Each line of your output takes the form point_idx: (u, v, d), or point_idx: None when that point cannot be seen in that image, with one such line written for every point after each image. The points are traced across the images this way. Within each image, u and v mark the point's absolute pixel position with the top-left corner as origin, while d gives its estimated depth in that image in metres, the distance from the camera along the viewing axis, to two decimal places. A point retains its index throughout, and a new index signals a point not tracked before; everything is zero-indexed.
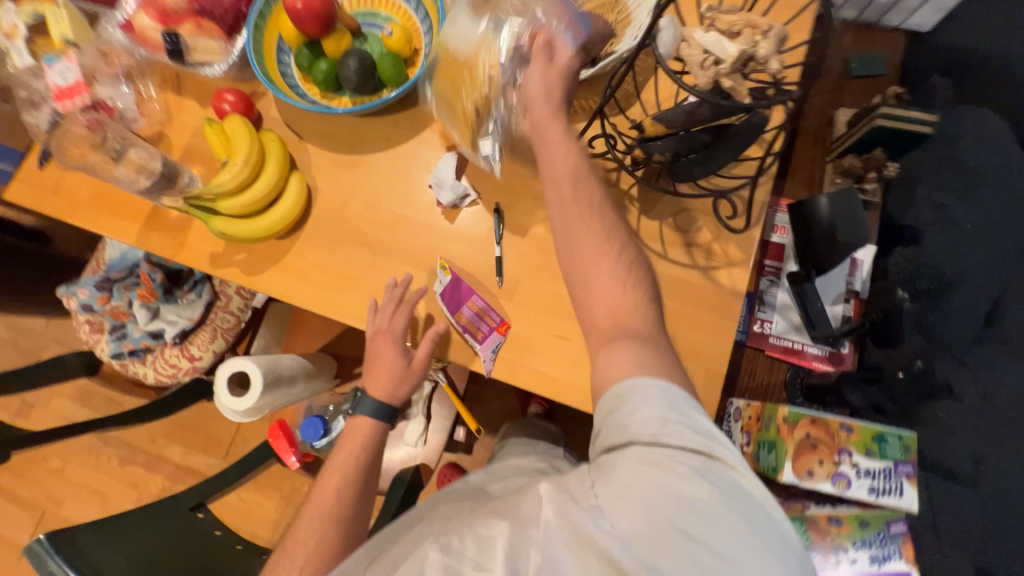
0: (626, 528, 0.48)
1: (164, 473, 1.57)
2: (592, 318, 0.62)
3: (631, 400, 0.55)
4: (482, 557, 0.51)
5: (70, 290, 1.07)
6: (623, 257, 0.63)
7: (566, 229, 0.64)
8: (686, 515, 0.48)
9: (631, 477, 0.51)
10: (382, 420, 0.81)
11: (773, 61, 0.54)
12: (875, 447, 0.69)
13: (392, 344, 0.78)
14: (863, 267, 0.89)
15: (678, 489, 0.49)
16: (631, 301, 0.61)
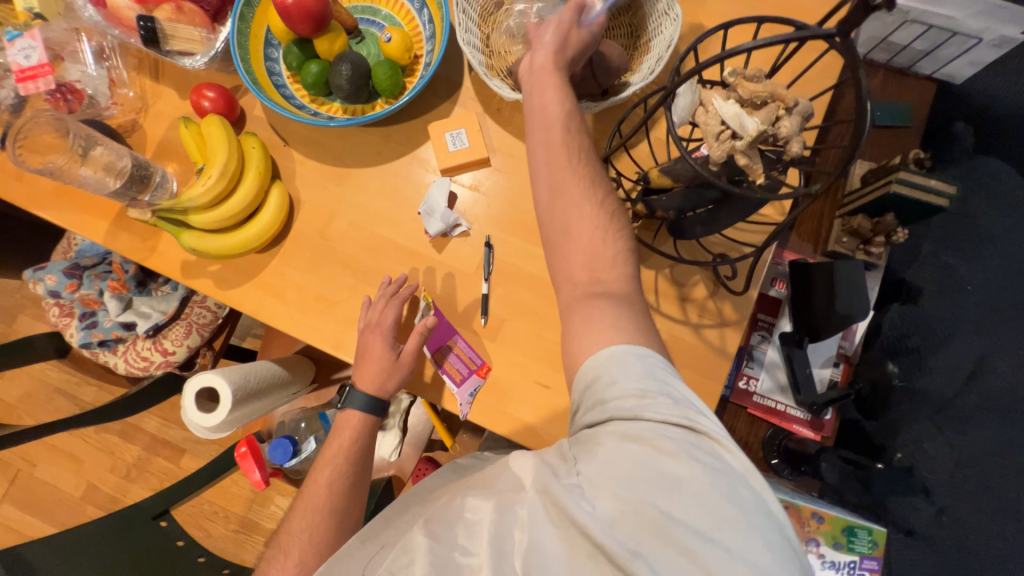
0: (604, 507, 0.48)
1: (139, 445, 1.54)
2: (568, 273, 0.59)
3: (607, 371, 0.52)
4: (469, 543, 0.51)
5: (37, 275, 1.03)
6: (604, 210, 0.59)
7: (556, 189, 0.60)
8: (664, 490, 0.47)
9: (608, 457, 0.49)
10: (372, 413, 0.76)
11: (794, 142, 0.50)
12: (842, 540, 0.72)
13: (381, 345, 0.73)
14: (858, 331, 0.87)
15: (658, 466, 0.47)
16: (612, 256, 0.57)
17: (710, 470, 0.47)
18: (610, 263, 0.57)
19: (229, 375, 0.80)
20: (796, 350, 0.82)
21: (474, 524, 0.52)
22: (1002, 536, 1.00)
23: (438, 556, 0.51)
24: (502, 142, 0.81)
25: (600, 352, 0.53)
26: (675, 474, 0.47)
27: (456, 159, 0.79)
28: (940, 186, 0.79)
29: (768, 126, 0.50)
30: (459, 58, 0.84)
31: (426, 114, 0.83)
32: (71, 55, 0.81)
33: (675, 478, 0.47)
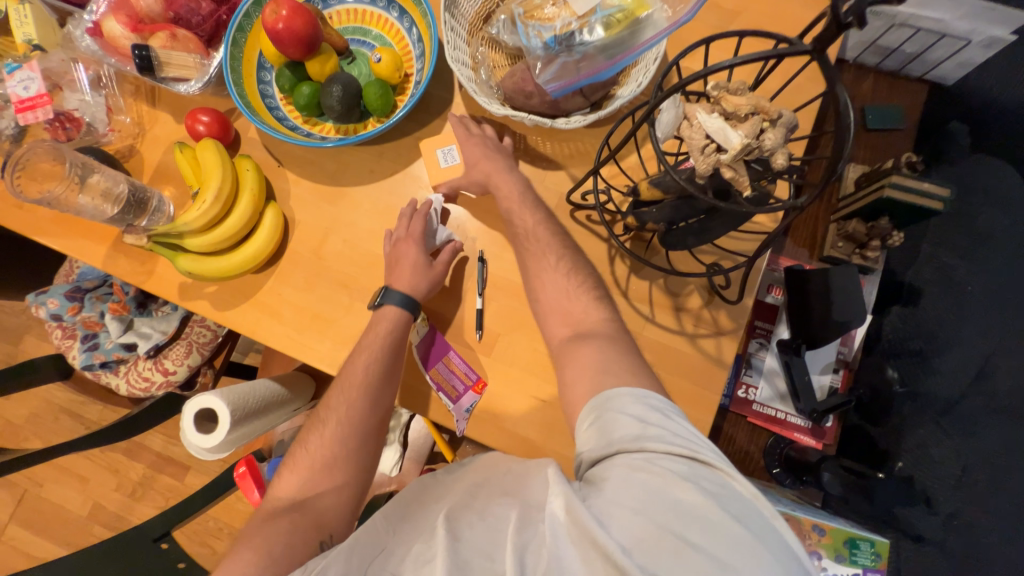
0: (620, 527, 0.49)
1: (143, 463, 1.54)
2: (554, 331, 0.70)
3: (609, 414, 0.57)
4: (493, 549, 0.51)
5: (40, 298, 1.04)
6: (573, 280, 0.71)
7: (537, 279, 0.72)
8: (678, 514, 0.49)
9: (623, 481, 0.52)
10: (407, 310, 0.72)
11: (779, 154, 0.50)
12: (845, 553, 0.71)
13: (393, 312, 0.72)
14: (857, 336, 0.86)
15: (673, 492, 0.50)
16: (592, 314, 0.69)
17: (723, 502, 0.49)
18: (588, 315, 0.69)
19: (227, 395, 0.80)
20: (795, 358, 0.81)
21: (497, 530, 0.53)
22: (1014, 540, 0.98)
23: (458, 555, 0.51)
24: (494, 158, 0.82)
25: (590, 397, 0.61)
26: (688, 500, 0.49)
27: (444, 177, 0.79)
28: (931, 189, 0.78)
29: (753, 139, 0.50)
30: (449, 75, 0.85)
31: (418, 131, 0.84)
32: (70, 85, 0.82)
33: (688, 505, 0.49)
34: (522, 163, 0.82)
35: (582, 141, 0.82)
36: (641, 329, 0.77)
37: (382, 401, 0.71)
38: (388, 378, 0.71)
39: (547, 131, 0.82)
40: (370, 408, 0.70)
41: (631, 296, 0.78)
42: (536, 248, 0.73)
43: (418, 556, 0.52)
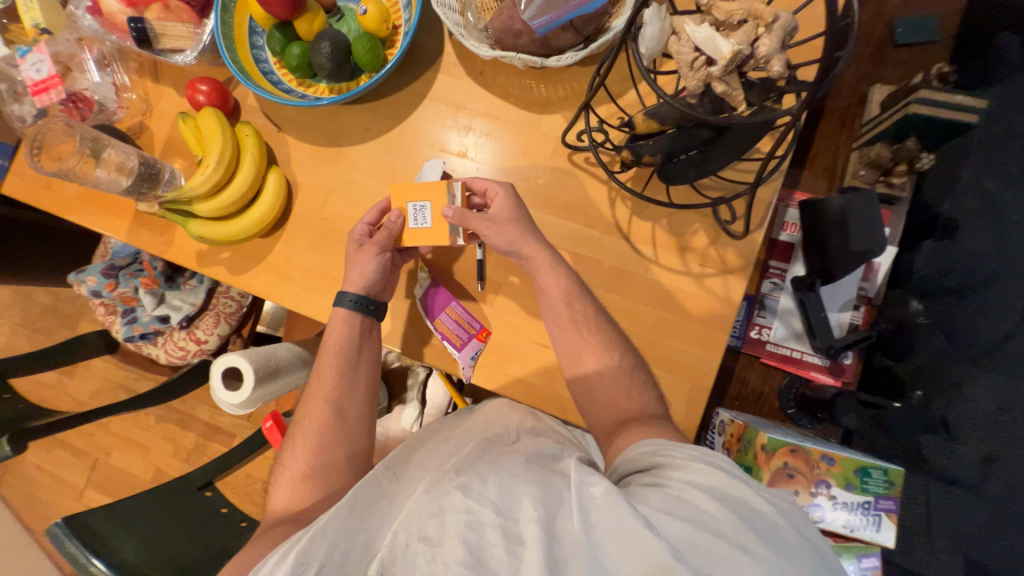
0: (659, 522, 0.45)
1: (195, 432, 1.67)
2: (603, 422, 0.67)
3: (673, 448, 0.54)
4: (506, 505, 0.49)
5: (80, 276, 1.11)
6: (616, 369, 0.67)
7: (587, 371, 0.68)
8: (727, 520, 0.45)
9: (680, 493, 0.48)
10: (355, 312, 0.72)
11: (774, 62, 0.46)
12: (856, 482, 0.69)
13: (341, 316, 0.72)
14: (881, 270, 0.85)
15: (727, 506, 0.46)
16: (636, 403, 0.65)
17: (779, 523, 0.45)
18: (629, 402, 0.65)
19: (249, 355, 0.85)
20: (808, 294, 0.80)
21: (517, 487, 0.50)
22: None
23: (479, 525, 0.48)
24: (487, 106, 0.81)
25: (650, 438, 0.57)
26: (733, 507, 0.46)
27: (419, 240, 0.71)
28: (962, 103, 0.76)
29: (744, 47, 0.46)
30: (437, 24, 0.82)
31: (412, 85, 0.83)
32: (78, 66, 0.85)
33: (735, 512, 0.46)
34: (517, 109, 0.80)
35: (578, 80, 0.79)
36: (646, 272, 0.75)
37: (351, 407, 0.71)
38: (350, 382, 0.72)
39: (541, 73, 0.80)
40: (338, 417, 0.70)
41: (634, 239, 0.76)
42: (575, 325, 0.68)
43: (422, 508, 0.52)
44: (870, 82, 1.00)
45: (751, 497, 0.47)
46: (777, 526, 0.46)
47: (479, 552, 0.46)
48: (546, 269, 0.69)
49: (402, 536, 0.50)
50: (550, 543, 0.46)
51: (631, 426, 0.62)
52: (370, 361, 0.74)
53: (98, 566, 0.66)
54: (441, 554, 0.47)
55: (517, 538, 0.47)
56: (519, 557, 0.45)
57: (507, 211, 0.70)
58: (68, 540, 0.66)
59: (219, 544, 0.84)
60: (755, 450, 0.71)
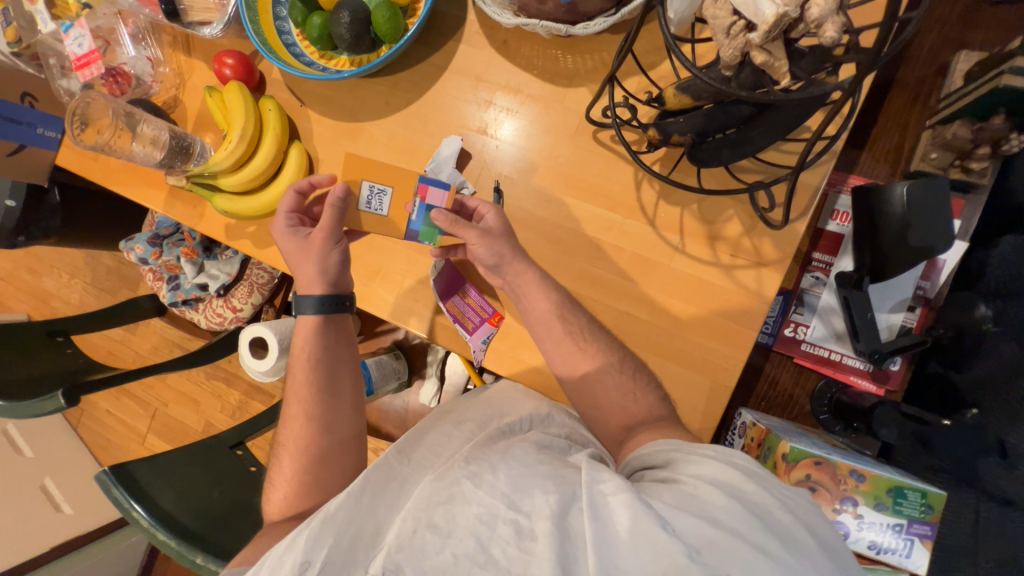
0: (674, 520, 0.39)
1: (239, 390, 1.60)
2: (610, 421, 0.64)
3: (684, 447, 0.49)
4: (516, 495, 0.42)
5: (129, 244, 1.19)
6: (626, 363, 0.64)
7: (595, 367, 0.64)
8: (744, 519, 0.39)
9: (695, 489, 0.42)
10: (323, 315, 0.72)
11: (828, 27, 0.39)
12: (887, 502, 0.64)
13: (308, 324, 0.72)
14: (943, 268, 0.81)
15: (747, 502, 0.41)
16: (645, 401, 0.62)
17: (800, 528, 0.40)
18: (636, 401, 0.62)
19: (273, 326, 0.88)
20: (854, 292, 0.75)
21: (530, 479, 0.44)
22: None
23: (486, 521, 0.41)
24: (509, 78, 0.77)
25: (660, 439, 0.52)
26: (749, 505, 0.40)
27: (374, 226, 0.69)
28: None
29: (793, 8, 0.38)
30: None
31: (432, 57, 0.80)
32: (117, 41, 0.89)
33: (752, 512, 0.40)
34: (541, 82, 0.75)
35: (608, 49, 0.73)
36: (670, 260, 0.70)
37: (335, 416, 0.70)
38: (330, 393, 0.70)
39: (567, 42, 0.74)
40: (322, 429, 0.68)
41: (660, 225, 0.71)
42: (577, 327, 0.65)
43: (430, 496, 0.45)
44: (953, 49, 0.87)
45: (769, 499, 0.41)
46: (799, 531, 0.40)
47: (490, 548, 0.39)
48: (532, 285, 0.67)
49: (410, 522, 0.44)
50: (564, 542, 0.38)
51: (638, 431, 0.59)
52: (348, 365, 0.73)
53: (138, 512, 0.72)
54: (450, 545, 0.40)
55: (529, 533, 0.40)
56: (529, 554, 0.38)
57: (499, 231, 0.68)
58: (114, 487, 0.72)
59: (248, 500, 0.90)
60: (775, 458, 0.66)
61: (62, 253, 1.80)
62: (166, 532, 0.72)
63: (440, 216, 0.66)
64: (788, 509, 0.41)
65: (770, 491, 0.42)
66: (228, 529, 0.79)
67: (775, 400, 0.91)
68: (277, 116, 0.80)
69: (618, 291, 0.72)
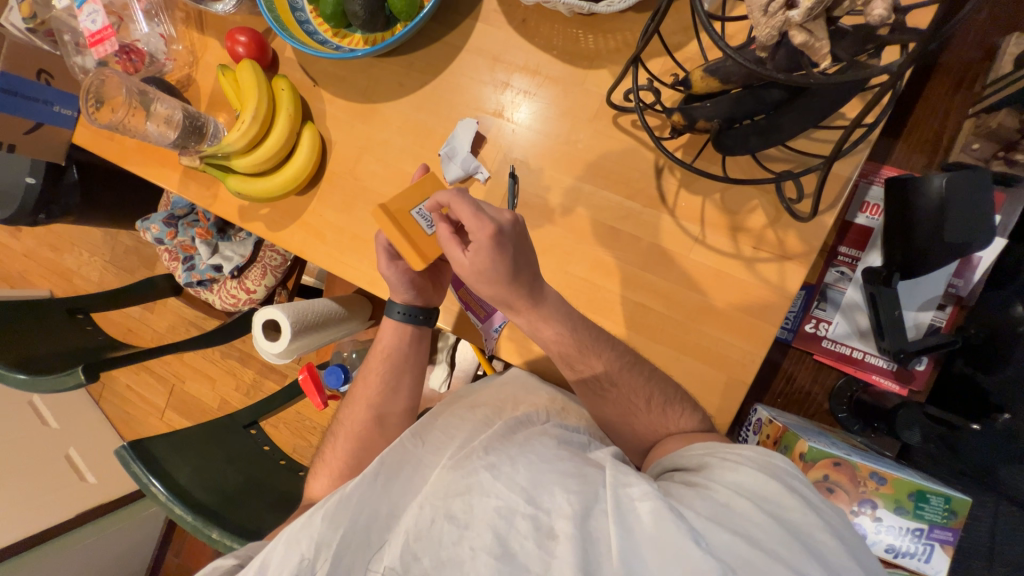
0: (704, 530, 0.38)
1: (253, 368, 1.63)
2: (626, 418, 0.63)
3: (718, 454, 0.48)
4: (537, 492, 0.42)
5: (145, 224, 1.20)
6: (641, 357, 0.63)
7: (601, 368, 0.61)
8: (780, 537, 0.38)
9: (729, 500, 0.41)
10: (410, 322, 0.72)
11: (876, 3, 0.37)
12: (909, 506, 0.63)
13: (391, 324, 0.73)
14: (978, 265, 0.80)
15: (784, 519, 0.39)
16: (663, 395, 0.62)
17: (839, 551, 0.38)
18: (651, 394, 0.61)
19: (286, 309, 0.88)
20: (882, 290, 0.72)
21: (551, 475, 0.43)
22: None
23: (506, 519, 0.40)
24: (528, 58, 0.74)
25: (693, 442, 0.51)
26: (785, 521, 0.39)
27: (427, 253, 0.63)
28: None
29: None
30: None
31: (448, 35, 0.77)
32: (130, 17, 0.87)
33: (787, 528, 0.39)
34: (561, 63, 0.73)
35: (633, 28, 0.70)
36: (689, 251, 0.68)
37: (392, 411, 0.73)
38: (393, 389, 0.73)
39: (589, 21, 0.71)
40: (379, 420, 0.72)
41: (681, 215, 0.69)
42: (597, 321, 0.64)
43: (448, 485, 0.45)
44: (1005, 30, 0.82)
45: (809, 518, 0.40)
46: (837, 553, 0.38)
47: (508, 543, 0.39)
48: (539, 320, 0.60)
49: (428, 511, 0.44)
50: (585, 544, 0.38)
51: (668, 440, 0.60)
52: (417, 369, 0.75)
53: (157, 487, 0.74)
54: (468, 538, 0.40)
55: (548, 531, 0.39)
56: (549, 554, 0.38)
57: (498, 273, 0.55)
58: (133, 462, 0.74)
59: (262, 478, 0.91)
60: (792, 457, 0.65)
61: (81, 231, 1.83)
62: (183, 508, 0.73)
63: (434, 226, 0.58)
64: (828, 529, 0.40)
65: (808, 507, 0.41)
66: (244, 506, 0.81)
67: (792, 396, 0.90)
68: (290, 93, 0.78)
69: (634, 282, 0.70)
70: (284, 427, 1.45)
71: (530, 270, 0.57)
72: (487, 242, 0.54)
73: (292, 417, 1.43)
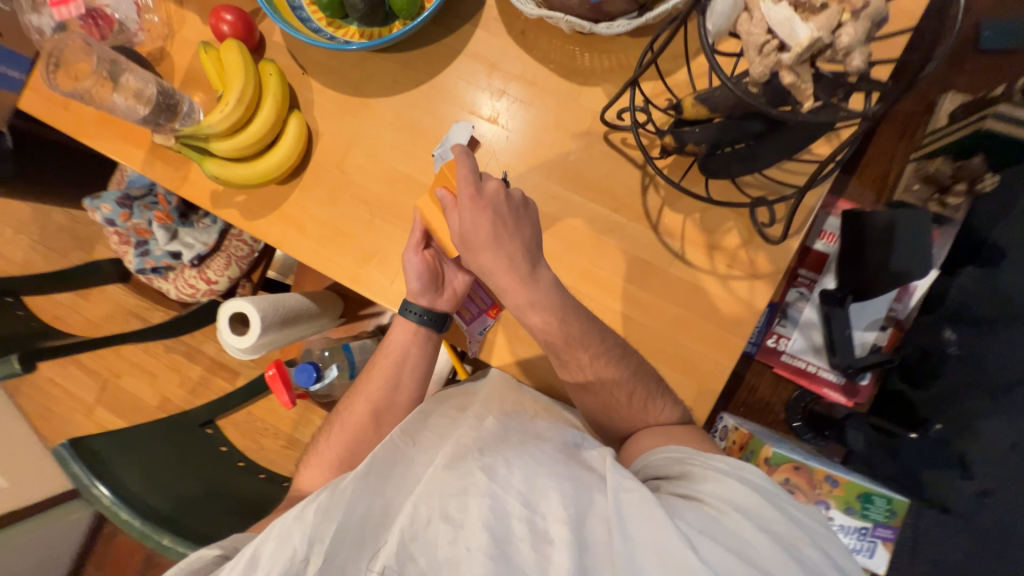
0: (700, 542, 0.42)
1: (201, 364, 1.53)
2: (608, 424, 0.66)
3: (706, 461, 0.51)
4: (532, 495, 0.46)
5: (94, 203, 1.10)
6: None
7: (589, 376, 0.63)
8: (765, 548, 0.42)
9: (723, 510, 0.45)
10: (425, 327, 0.70)
11: (855, 55, 0.42)
12: (856, 507, 0.69)
13: (403, 322, 0.71)
14: (914, 293, 0.87)
15: (772, 529, 0.43)
16: (640, 405, 0.63)
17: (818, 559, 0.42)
18: (632, 404, 0.63)
19: (257, 302, 0.84)
20: (835, 309, 0.81)
21: (547, 480, 0.47)
22: None
23: (503, 523, 0.44)
24: (525, 69, 0.76)
25: (678, 444, 0.54)
26: (772, 532, 0.43)
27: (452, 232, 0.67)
28: None
29: (826, 34, 0.41)
30: None
31: (447, 38, 0.78)
32: None
33: (775, 540, 0.43)
34: (556, 77, 0.75)
35: (627, 52, 0.73)
36: (669, 265, 0.72)
37: (391, 416, 0.72)
38: (394, 393, 0.72)
39: (585, 40, 0.74)
40: (377, 421, 0.71)
41: (663, 231, 0.73)
42: None
43: (443, 486, 0.48)
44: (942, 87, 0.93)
45: (795, 531, 0.44)
46: (818, 560, 0.42)
47: (505, 545, 0.43)
48: (530, 303, 0.60)
49: (423, 510, 0.47)
50: (580, 548, 0.42)
51: (642, 433, 0.63)
52: (422, 375, 0.73)
53: (102, 491, 0.68)
54: (465, 538, 0.43)
55: (544, 535, 0.43)
56: (545, 556, 0.42)
57: (479, 236, 0.59)
58: (75, 463, 0.68)
59: (219, 480, 0.86)
60: (758, 462, 0.70)
61: (4, 206, 1.64)
62: (132, 514, 0.68)
63: (438, 191, 0.64)
64: (813, 544, 0.44)
65: (790, 519, 0.45)
66: (201, 510, 0.76)
67: (752, 408, 0.96)
68: (276, 78, 0.75)
69: (617, 292, 0.73)
70: (236, 428, 1.36)
71: (524, 246, 0.60)
72: (473, 194, 0.59)
73: (246, 417, 1.36)
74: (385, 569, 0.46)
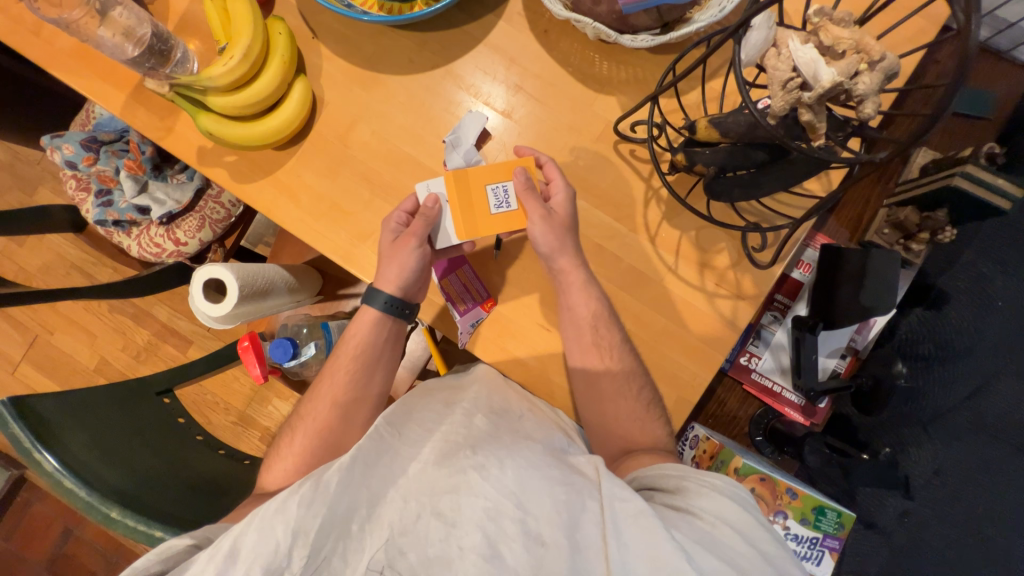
0: (696, 554, 0.44)
1: (149, 329, 1.42)
2: (597, 422, 0.69)
3: (695, 477, 0.54)
4: (523, 497, 0.48)
5: (54, 142, 1.01)
6: (611, 371, 0.68)
7: (596, 370, 0.68)
8: (750, 558, 0.45)
9: (714, 523, 0.48)
10: (389, 314, 0.70)
11: (867, 104, 0.45)
12: (810, 518, 0.76)
13: (368, 316, 0.71)
14: (873, 327, 0.95)
15: (755, 543, 0.47)
16: (634, 406, 0.67)
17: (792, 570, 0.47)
18: (620, 403, 0.67)
19: (237, 270, 0.79)
20: (806, 335, 0.86)
21: (539, 482, 0.50)
22: (951, 541, 1.07)
23: (494, 525, 0.47)
24: (543, 68, 0.76)
25: (669, 460, 0.57)
26: (756, 546, 0.47)
27: (492, 223, 0.67)
28: (1005, 186, 0.83)
29: (845, 80, 0.44)
30: None
31: (468, 25, 0.77)
32: None
33: (759, 553, 0.46)
34: (574, 80, 0.76)
35: (645, 66, 0.75)
36: (662, 278, 0.75)
37: (359, 410, 0.71)
38: (361, 384, 0.71)
39: (606, 48, 0.75)
40: (343, 417, 0.69)
41: (659, 244, 0.75)
42: (580, 332, 0.67)
43: (433, 482, 0.51)
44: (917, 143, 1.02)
45: (779, 549, 0.47)
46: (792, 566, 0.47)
47: (496, 545, 0.46)
48: (579, 297, 0.67)
49: (413, 506, 0.50)
50: (573, 552, 0.45)
51: (637, 454, 0.64)
52: (387, 364, 0.73)
53: (48, 459, 0.63)
54: (456, 537, 0.47)
55: (536, 537, 0.46)
56: (537, 556, 0.45)
57: (560, 229, 0.67)
58: (17, 426, 0.62)
59: (175, 454, 0.81)
60: (727, 472, 0.75)
61: None
62: (81, 485, 0.63)
63: (521, 173, 0.66)
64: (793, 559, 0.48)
65: (771, 533, 0.49)
66: (156, 484, 0.71)
67: (720, 421, 1.02)
68: (287, 38, 0.72)
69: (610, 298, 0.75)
70: (188, 400, 1.29)
71: (579, 248, 0.70)
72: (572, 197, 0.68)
73: (202, 389, 1.29)
74: (374, 562, 0.48)
